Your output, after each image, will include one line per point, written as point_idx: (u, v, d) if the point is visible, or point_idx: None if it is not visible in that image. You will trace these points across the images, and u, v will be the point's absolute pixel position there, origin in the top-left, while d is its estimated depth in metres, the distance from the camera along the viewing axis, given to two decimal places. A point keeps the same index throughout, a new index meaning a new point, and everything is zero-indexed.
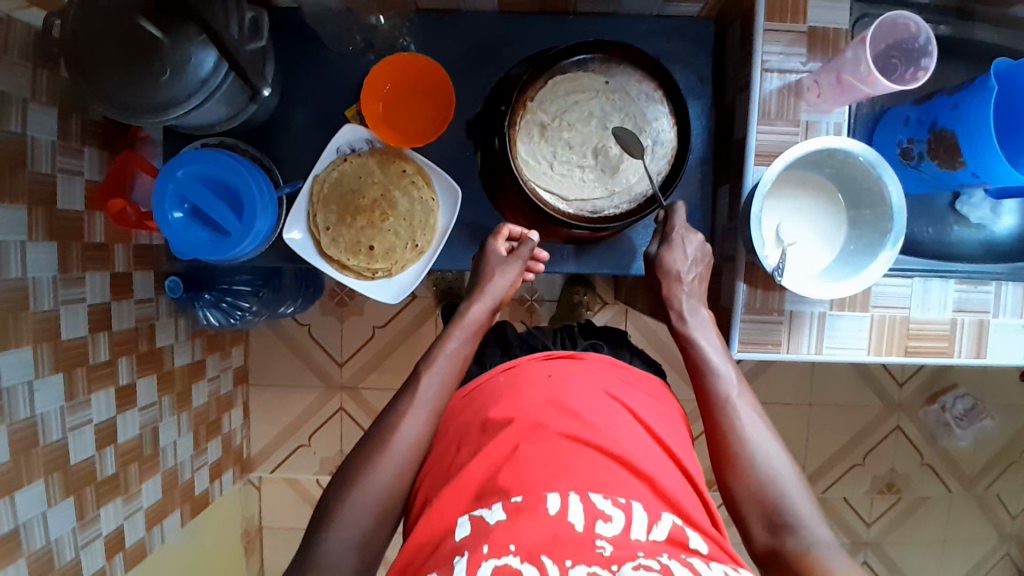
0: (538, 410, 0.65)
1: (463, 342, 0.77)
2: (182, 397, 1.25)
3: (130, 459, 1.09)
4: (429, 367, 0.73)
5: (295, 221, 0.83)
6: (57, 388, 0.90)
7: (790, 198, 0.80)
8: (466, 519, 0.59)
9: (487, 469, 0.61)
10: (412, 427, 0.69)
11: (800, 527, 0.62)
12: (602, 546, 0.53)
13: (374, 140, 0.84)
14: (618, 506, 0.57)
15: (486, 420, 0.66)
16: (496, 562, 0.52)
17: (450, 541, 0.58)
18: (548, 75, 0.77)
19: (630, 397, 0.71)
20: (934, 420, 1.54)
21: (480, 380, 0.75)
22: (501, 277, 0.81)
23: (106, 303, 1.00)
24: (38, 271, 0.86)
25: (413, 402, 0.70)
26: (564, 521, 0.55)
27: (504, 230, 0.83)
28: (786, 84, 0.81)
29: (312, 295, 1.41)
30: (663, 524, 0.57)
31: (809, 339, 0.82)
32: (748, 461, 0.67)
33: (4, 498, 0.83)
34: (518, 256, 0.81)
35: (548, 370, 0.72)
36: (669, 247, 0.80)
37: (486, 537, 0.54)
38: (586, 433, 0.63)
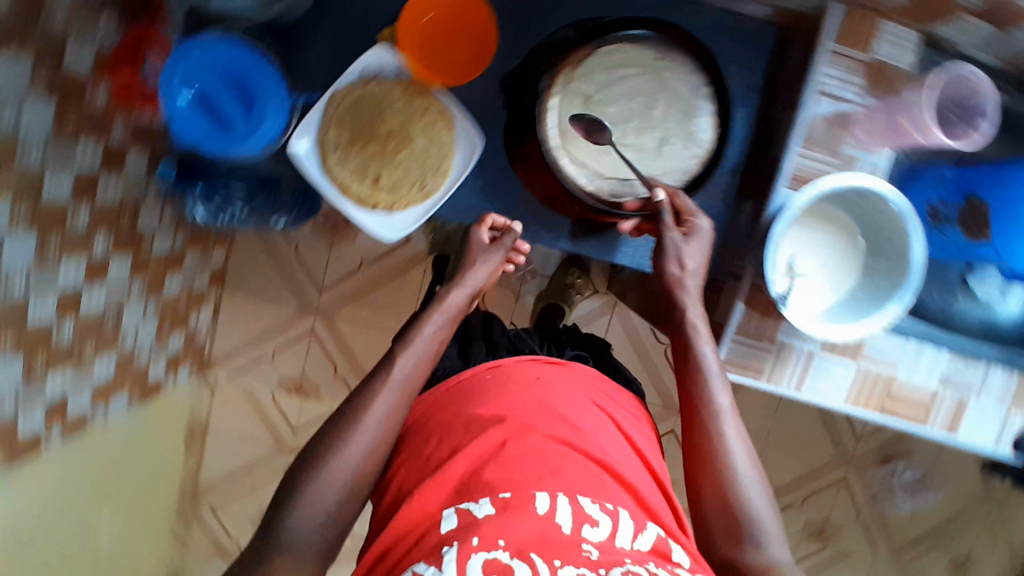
0: (524, 412, 0.69)
1: (442, 325, 0.78)
2: (154, 283, 1.22)
3: (87, 333, 1.06)
4: (405, 350, 0.74)
5: (303, 129, 0.77)
6: (27, 248, 0.86)
7: (805, 234, 0.78)
8: (453, 511, 0.61)
9: (472, 462, 0.64)
10: (385, 403, 0.69)
11: (764, 546, 0.62)
12: (588, 549, 0.57)
13: (403, 71, 0.79)
14: (605, 513, 0.61)
15: (474, 416, 0.70)
16: (486, 555, 0.54)
17: (434, 533, 0.60)
18: (603, 44, 0.72)
19: (611, 409, 0.76)
20: (881, 481, 1.56)
21: (464, 377, 0.78)
22: (482, 266, 0.82)
23: (95, 173, 0.96)
24: (30, 131, 0.81)
25: (386, 385, 0.70)
26: (553, 522, 0.59)
27: (488, 218, 0.85)
28: (836, 113, 0.77)
29: (307, 213, 1.37)
30: (648, 534, 0.62)
31: (791, 375, 0.80)
32: (721, 471, 0.66)
33: None
34: (500, 247, 0.83)
35: (536, 374, 0.76)
36: (688, 226, 0.75)
37: (476, 529, 0.57)
38: (574, 440, 0.67)
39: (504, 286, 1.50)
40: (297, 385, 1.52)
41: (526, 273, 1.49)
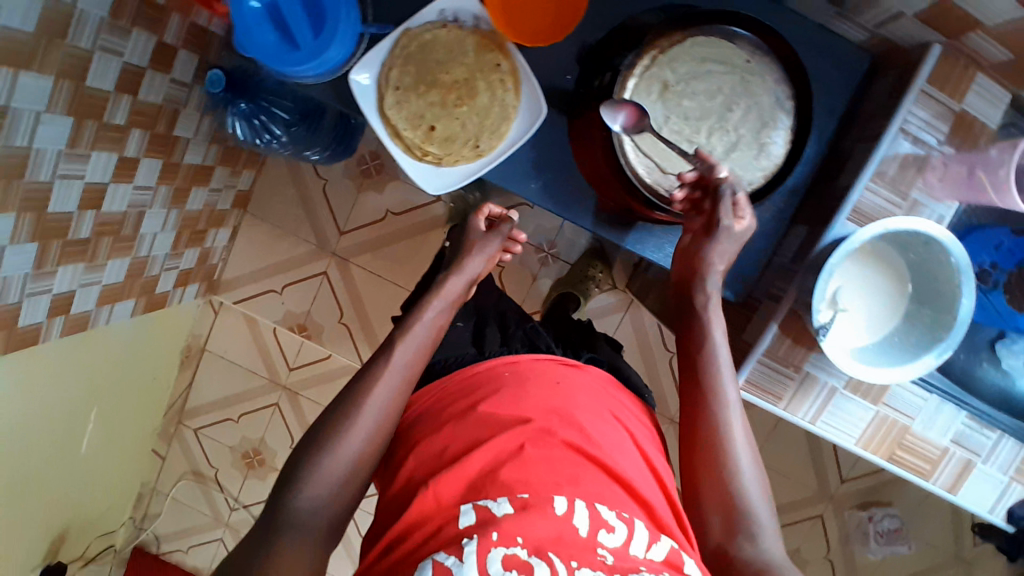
0: (545, 413, 0.69)
1: (441, 312, 0.77)
2: (180, 195, 1.21)
3: (106, 231, 1.07)
4: (405, 335, 0.73)
5: (366, 63, 0.75)
6: (63, 131, 0.88)
7: (856, 272, 0.76)
8: (471, 506, 0.60)
9: (489, 460, 0.64)
10: (385, 393, 0.68)
11: (761, 539, 0.61)
12: (603, 554, 0.57)
13: (481, 18, 0.76)
14: (621, 520, 0.61)
15: (492, 411, 0.69)
16: (505, 550, 0.55)
17: (452, 527, 0.59)
18: (692, 34, 0.70)
19: (628, 421, 0.76)
20: (855, 524, 1.56)
21: (481, 368, 0.77)
22: (479, 256, 0.82)
23: (142, 69, 0.98)
24: (88, 5, 0.83)
25: (386, 370, 0.69)
26: (570, 524, 0.59)
27: (485, 209, 0.87)
28: (913, 155, 0.74)
29: (341, 151, 1.34)
30: (662, 545, 0.61)
31: (809, 407, 0.79)
32: (723, 462, 0.65)
33: None
34: (497, 236, 0.84)
35: (558, 377, 0.75)
36: (735, 222, 0.70)
37: (496, 525, 0.57)
38: (593, 450, 0.67)
39: (524, 265, 1.47)
40: (300, 323, 1.51)
41: (549, 257, 1.47)
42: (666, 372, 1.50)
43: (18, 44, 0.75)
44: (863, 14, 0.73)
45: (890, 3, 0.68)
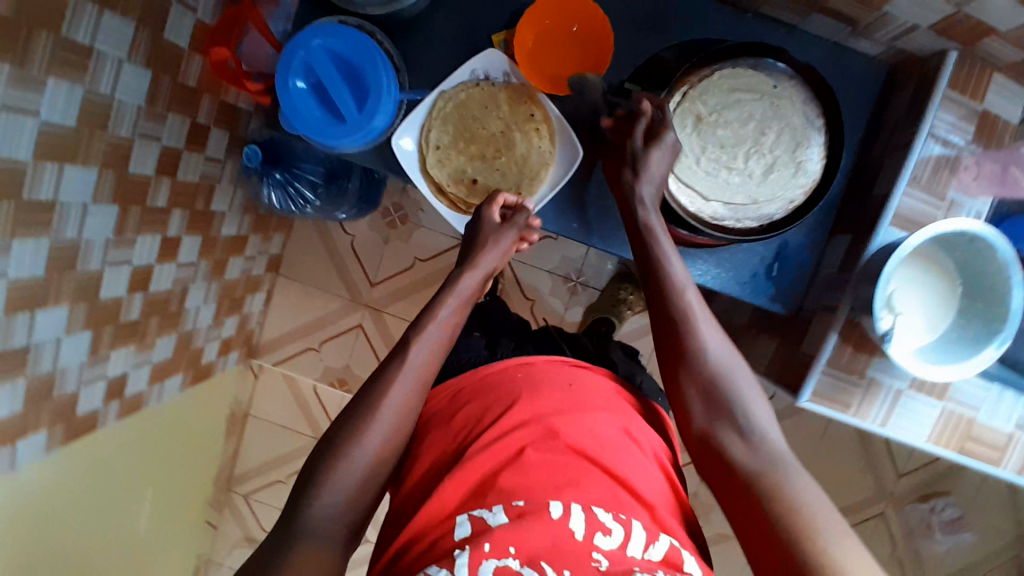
0: (551, 415, 0.72)
1: (453, 311, 0.74)
2: (218, 267, 1.24)
3: (154, 310, 1.10)
4: (419, 337, 0.71)
5: (408, 128, 0.78)
6: (108, 219, 0.92)
7: (908, 276, 0.77)
8: (467, 517, 0.64)
9: (492, 464, 0.68)
10: (400, 392, 0.67)
11: (750, 433, 0.64)
12: (597, 559, 0.60)
13: (511, 74, 0.79)
14: (619, 522, 0.63)
15: (505, 412, 0.73)
16: (497, 562, 0.59)
17: (448, 540, 0.63)
18: (720, 67, 0.73)
19: (634, 421, 0.77)
20: (918, 518, 1.55)
21: (494, 368, 0.81)
22: (494, 249, 0.77)
23: (179, 149, 1.01)
24: (126, 95, 0.87)
25: (400, 372, 0.68)
26: (566, 529, 0.62)
27: (500, 197, 0.78)
28: (944, 156, 0.76)
29: (367, 206, 1.38)
30: (660, 545, 0.63)
31: (878, 410, 0.80)
32: (699, 364, 0.67)
33: (26, 311, 0.83)
34: (513, 225, 0.77)
35: (569, 379, 0.78)
36: (661, 143, 0.70)
37: (489, 535, 0.61)
38: (594, 452, 0.69)
39: (555, 296, 1.49)
40: (341, 377, 1.52)
41: (577, 285, 1.49)
42: None
43: (62, 139, 0.80)
44: (877, 31, 0.75)
45: (902, 18, 0.71)
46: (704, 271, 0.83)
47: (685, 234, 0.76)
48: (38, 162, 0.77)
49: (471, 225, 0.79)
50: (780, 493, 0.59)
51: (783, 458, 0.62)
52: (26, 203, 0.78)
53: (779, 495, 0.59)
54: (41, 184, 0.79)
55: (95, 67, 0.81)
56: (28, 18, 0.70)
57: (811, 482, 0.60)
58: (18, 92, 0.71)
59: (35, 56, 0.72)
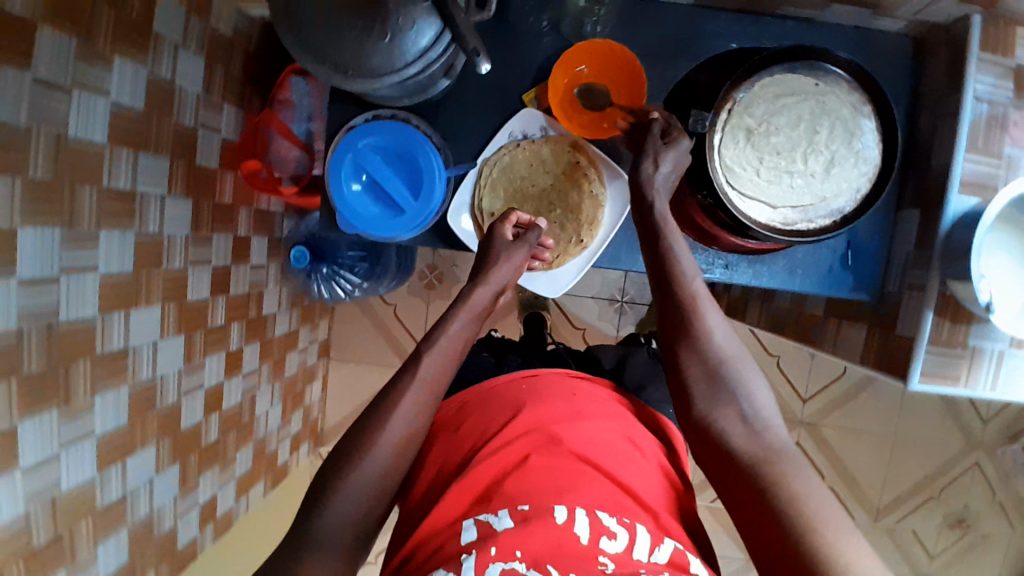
0: (552, 423, 0.73)
1: (466, 325, 0.73)
2: (278, 366, 1.25)
3: (230, 426, 1.09)
4: (430, 347, 0.70)
5: (459, 207, 0.80)
6: (176, 349, 0.92)
7: (1001, 241, 0.74)
8: (472, 523, 0.64)
9: (498, 469, 0.69)
10: (411, 405, 0.66)
11: (753, 419, 0.66)
12: (604, 562, 0.60)
13: (549, 128, 0.81)
14: (623, 526, 0.64)
15: (509, 420, 0.74)
16: (503, 565, 0.59)
17: (454, 543, 0.62)
18: (758, 77, 0.72)
19: (636, 430, 0.77)
20: (1013, 460, 1.51)
21: (500, 381, 0.83)
22: (509, 261, 0.75)
23: (227, 266, 1.02)
24: (173, 228, 0.88)
25: (413, 382, 0.67)
26: (571, 532, 0.62)
27: (511, 215, 0.77)
28: (993, 116, 0.74)
29: (405, 271, 1.41)
30: (665, 548, 0.64)
31: (986, 375, 0.77)
32: (707, 346, 0.68)
33: (117, 462, 0.83)
34: (525, 243, 0.75)
35: (572, 389, 0.80)
36: (675, 140, 0.72)
37: (495, 540, 0.61)
38: (598, 458, 0.70)
39: (605, 319, 1.49)
40: None
41: (624, 304, 1.48)
42: (778, 376, 1.48)
43: (122, 289, 0.80)
44: (900, 7, 0.74)
45: None
46: (776, 275, 0.85)
47: (735, 238, 0.79)
48: (105, 314, 0.78)
49: (483, 243, 0.78)
50: (785, 484, 0.60)
51: (785, 450, 0.64)
52: (101, 356, 0.78)
53: (783, 485, 0.60)
54: (111, 335, 0.79)
55: (140, 209, 0.81)
56: (71, 180, 0.70)
57: (809, 470, 0.61)
58: (74, 252, 0.72)
59: (83, 214, 0.72)
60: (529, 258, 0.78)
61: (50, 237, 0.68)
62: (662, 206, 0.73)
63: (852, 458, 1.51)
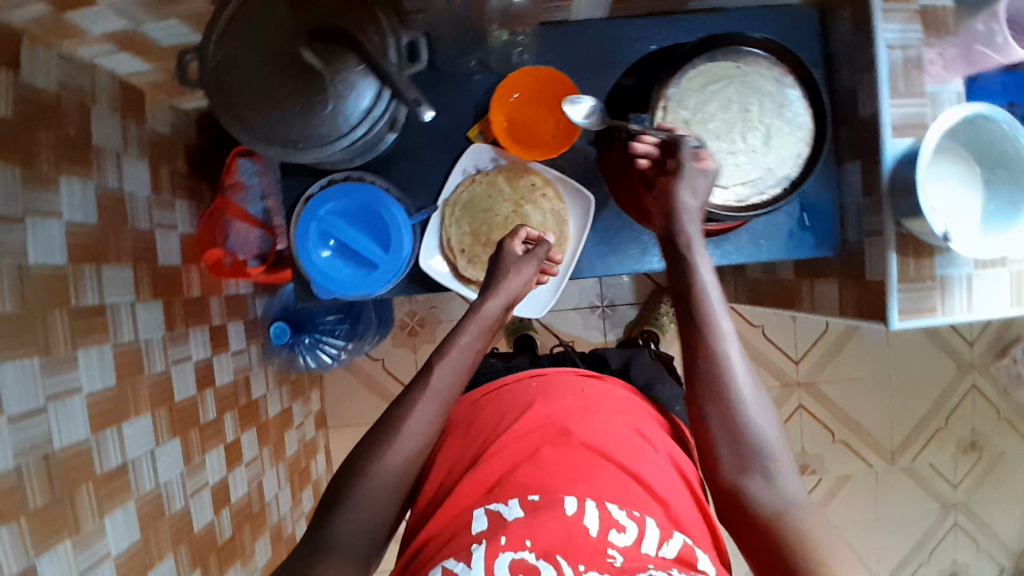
0: (562, 418, 0.76)
1: (476, 337, 0.73)
2: (278, 448, 1.22)
3: (243, 519, 1.07)
4: (444, 357, 0.71)
5: (429, 249, 0.82)
6: (175, 453, 0.90)
7: (939, 172, 0.79)
8: (483, 513, 0.67)
9: (507, 464, 0.72)
10: (426, 411, 0.68)
11: (776, 481, 0.65)
12: (613, 555, 0.63)
13: (499, 158, 0.83)
14: (632, 519, 0.66)
15: (523, 418, 0.76)
16: (513, 554, 0.62)
17: (465, 535, 0.66)
18: (683, 72, 0.76)
19: (648, 424, 0.79)
20: (1006, 374, 1.56)
21: (508, 380, 0.84)
22: (518, 274, 0.76)
23: (208, 358, 1.01)
24: (148, 332, 0.87)
25: (424, 394, 0.69)
26: (580, 525, 0.65)
27: (520, 231, 0.79)
28: (907, 59, 0.79)
29: (386, 325, 1.41)
30: (674, 543, 0.66)
31: (959, 299, 0.81)
32: (731, 402, 0.66)
33: None
34: (535, 257, 0.77)
35: (581, 385, 0.82)
36: (702, 165, 0.72)
37: (504, 529, 0.65)
38: (610, 451, 0.73)
39: (590, 327, 1.51)
40: None
41: (606, 309, 1.51)
42: (766, 346, 1.52)
43: (109, 403, 0.78)
44: None
45: None
46: (740, 251, 0.89)
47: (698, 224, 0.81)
48: (98, 432, 0.76)
49: (494, 258, 0.79)
50: (798, 541, 0.61)
51: (803, 507, 0.64)
52: (101, 476, 0.76)
53: (802, 550, 0.61)
54: (107, 451, 0.77)
55: (113, 321, 0.80)
56: (41, 305, 0.69)
57: (824, 535, 0.62)
58: (56, 377, 0.70)
59: (58, 337, 0.71)
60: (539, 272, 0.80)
61: (29, 368, 0.67)
62: (694, 232, 0.72)
63: (856, 407, 1.55)
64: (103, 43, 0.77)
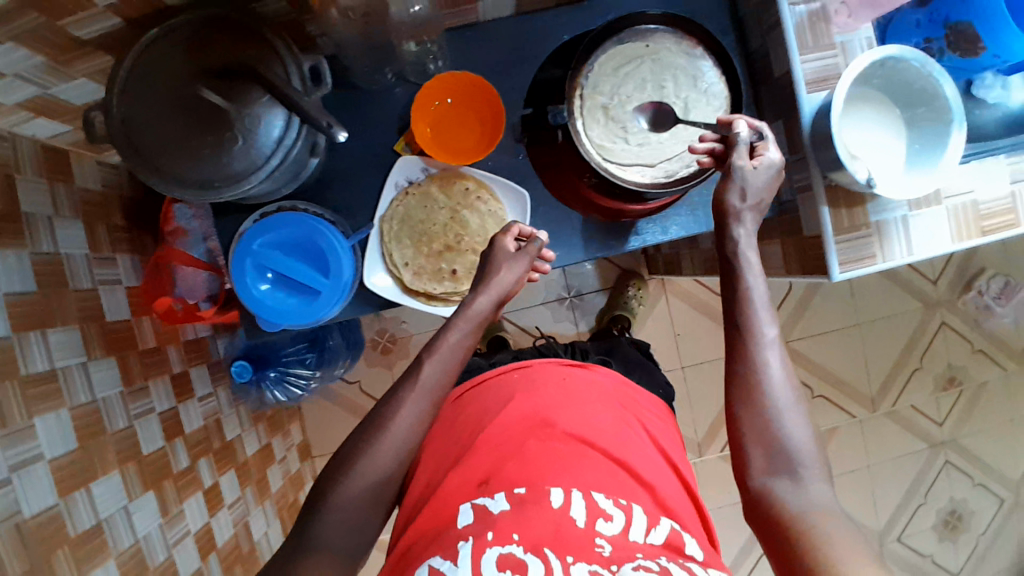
0: (546, 410, 0.78)
1: (465, 334, 0.74)
2: (262, 486, 1.21)
3: (233, 562, 1.06)
4: (437, 348, 0.73)
5: (372, 265, 0.82)
6: (151, 507, 0.89)
7: (858, 119, 0.80)
8: (469, 507, 0.68)
9: (494, 460, 0.72)
10: (414, 409, 0.69)
11: (806, 485, 0.63)
12: (601, 545, 0.63)
13: (430, 167, 0.83)
14: (619, 507, 0.67)
15: (508, 413, 0.77)
16: (501, 549, 0.61)
17: (452, 529, 0.66)
18: (595, 58, 0.77)
19: (638, 408, 0.83)
20: (974, 306, 1.59)
21: (492, 375, 0.86)
22: (509, 271, 0.76)
23: (174, 407, 1.00)
24: (105, 389, 0.86)
25: (414, 391, 0.70)
26: (568, 517, 0.65)
27: (513, 227, 0.79)
28: (813, 12, 0.79)
29: (355, 349, 1.41)
30: (661, 529, 0.67)
31: (897, 242, 0.82)
32: (763, 403, 0.66)
33: None
34: (527, 254, 0.77)
35: (563, 373, 0.84)
36: (756, 160, 0.71)
37: (492, 525, 0.64)
38: (595, 439, 0.74)
39: (561, 319, 1.51)
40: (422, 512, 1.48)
41: (574, 299, 1.51)
42: None
43: (73, 467, 0.77)
44: None
45: None
46: (685, 224, 0.89)
47: (639, 205, 0.82)
48: (66, 496, 0.75)
49: (484, 253, 0.80)
50: (817, 541, 0.58)
51: (829, 511, 0.61)
52: (77, 539, 0.75)
53: (819, 554, 0.57)
54: (80, 513, 0.76)
55: (66, 384, 0.79)
56: None
57: (846, 531, 0.59)
58: (12, 449, 0.69)
59: (9, 408, 0.70)
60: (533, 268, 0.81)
61: None
62: (746, 234, 0.71)
63: (832, 360, 1.57)
64: (16, 111, 0.76)
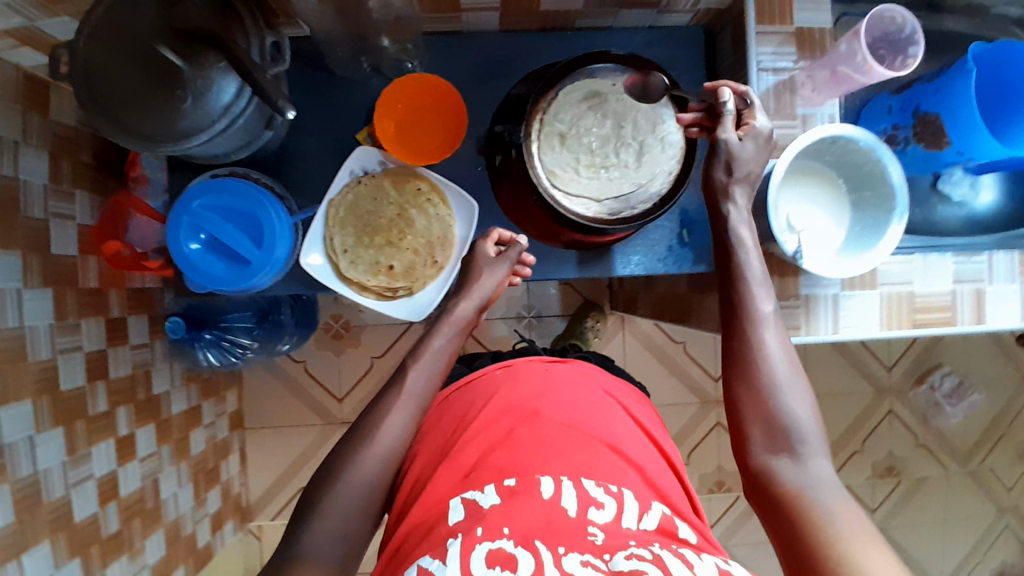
0: (529, 402, 0.77)
1: (451, 338, 0.77)
2: (181, 447, 1.21)
3: (134, 514, 1.05)
4: (420, 359, 0.75)
5: (312, 245, 0.83)
6: (57, 442, 0.89)
7: (802, 194, 0.83)
8: (459, 501, 0.66)
9: (484, 447, 0.71)
10: (402, 416, 0.71)
11: (806, 463, 0.64)
12: (594, 533, 0.62)
13: (386, 161, 0.85)
14: (609, 494, 0.66)
15: (493, 400, 0.77)
16: (490, 545, 0.59)
17: (442, 526, 0.64)
18: (560, 87, 0.78)
19: (624, 397, 0.84)
20: (925, 400, 1.61)
21: (477, 374, 0.84)
22: (489, 276, 0.80)
23: (103, 350, 1.00)
24: (35, 319, 0.86)
25: (399, 399, 0.72)
26: (559, 506, 0.64)
27: (494, 233, 0.84)
28: (781, 82, 0.82)
29: (306, 329, 1.42)
30: (653, 514, 0.67)
31: (825, 320, 0.84)
32: (766, 391, 0.67)
33: (11, 562, 0.79)
34: (505, 260, 0.82)
35: (545, 366, 0.83)
36: (746, 127, 0.76)
37: (481, 520, 0.62)
38: (581, 425, 0.74)
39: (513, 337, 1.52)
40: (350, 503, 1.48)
41: (532, 320, 1.52)
42: (687, 362, 1.54)
43: None
44: (677, 4, 0.82)
45: None
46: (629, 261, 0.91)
47: (589, 237, 0.83)
48: None
49: (467, 259, 0.84)
50: (817, 518, 0.60)
51: (834, 486, 0.63)
52: None
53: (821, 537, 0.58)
54: None
55: None
56: None
57: (850, 510, 0.61)
58: None
59: None
60: (513, 273, 0.84)
61: None
62: (736, 212, 0.76)
63: None
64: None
